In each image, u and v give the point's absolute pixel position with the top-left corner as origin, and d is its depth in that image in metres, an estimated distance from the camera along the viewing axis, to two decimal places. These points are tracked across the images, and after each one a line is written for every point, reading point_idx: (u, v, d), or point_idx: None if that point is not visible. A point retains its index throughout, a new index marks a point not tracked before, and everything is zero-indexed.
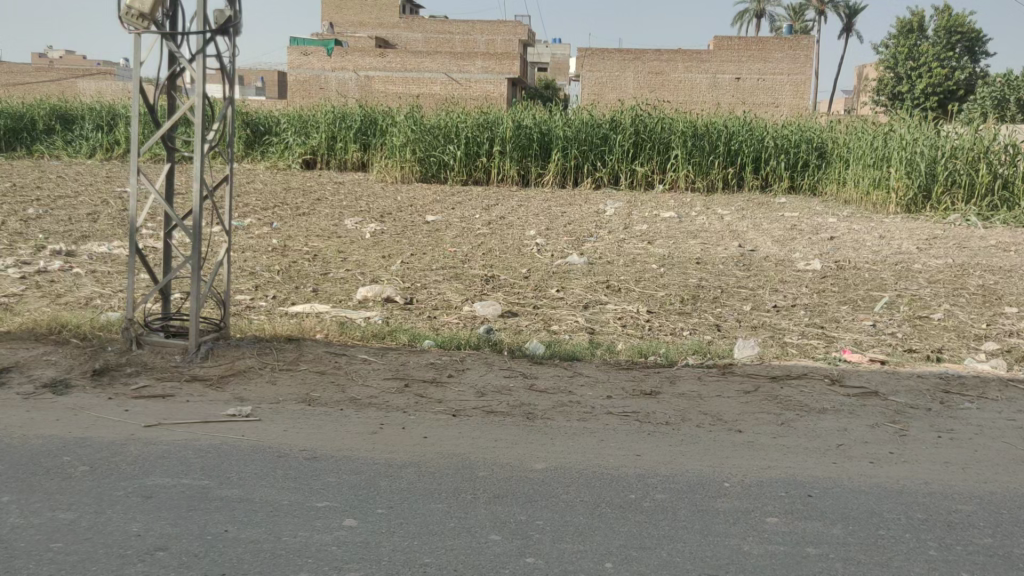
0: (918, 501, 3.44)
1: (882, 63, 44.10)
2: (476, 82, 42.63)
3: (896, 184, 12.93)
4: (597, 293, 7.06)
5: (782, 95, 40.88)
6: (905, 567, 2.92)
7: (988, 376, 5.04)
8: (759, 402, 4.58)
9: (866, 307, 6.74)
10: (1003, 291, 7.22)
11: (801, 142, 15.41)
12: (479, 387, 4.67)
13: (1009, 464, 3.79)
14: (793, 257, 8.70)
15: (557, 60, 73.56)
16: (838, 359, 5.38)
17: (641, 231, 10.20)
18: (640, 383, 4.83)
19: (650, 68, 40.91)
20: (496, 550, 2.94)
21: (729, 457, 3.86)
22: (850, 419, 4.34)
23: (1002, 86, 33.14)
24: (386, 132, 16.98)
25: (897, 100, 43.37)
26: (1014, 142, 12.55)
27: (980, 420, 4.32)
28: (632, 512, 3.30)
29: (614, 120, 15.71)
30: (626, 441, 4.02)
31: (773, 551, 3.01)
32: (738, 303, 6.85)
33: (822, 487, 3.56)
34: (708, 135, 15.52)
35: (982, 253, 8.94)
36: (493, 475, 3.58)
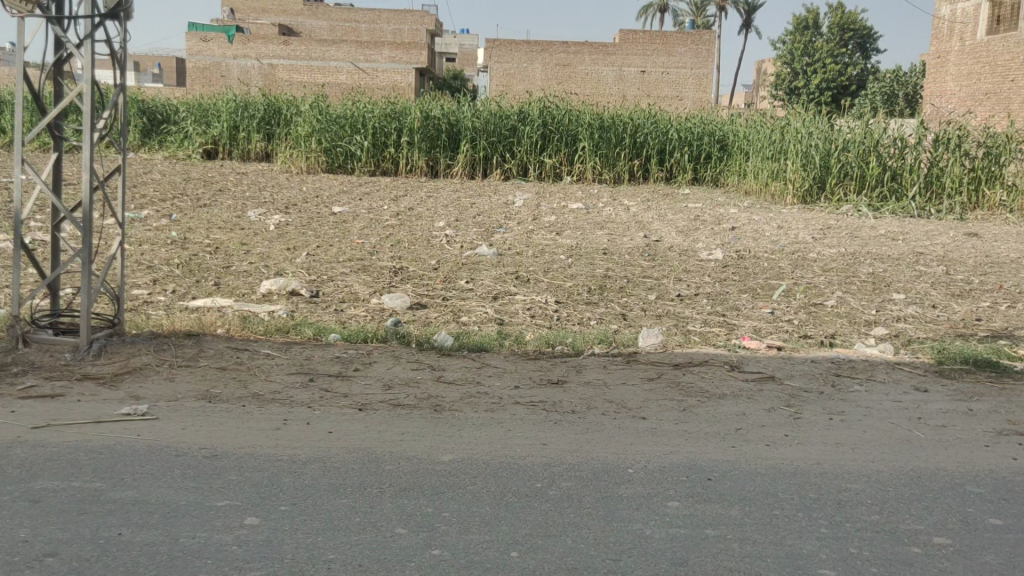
0: (811, 481, 3.59)
1: (780, 59, 45.51)
2: (383, 71, 42.12)
3: (793, 175, 13.35)
4: (506, 284, 7.09)
5: (685, 88, 41.59)
6: (797, 545, 3.05)
7: (876, 359, 5.29)
8: (662, 389, 4.69)
9: (765, 296, 6.96)
10: (891, 279, 7.56)
11: (703, 135, 15.81)
12: (385, 380, 4.63)
13: (895, 444, 3.99)
14: (696, 247, 8.94)
15: (463, 50, 72.79)
16: (737, 346, 5.55)
17: (548, 222, 10.29)
18: (547, 372, 4.89)
19: (558, 59, 41.11)
20: (402, 544, 2.93)
21: (633, 444, 3.95)
22: (748, 404, 4.49)
23: (891, 82, 34.66)
24: (291, 121, 16.62)
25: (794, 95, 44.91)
26: (902, 135, 13.07)
27: (869, 402, 4.53)
28: (538, 501, 3.34)
29: (522, 112, 15.78)
30: (532, 431, 4.06)
31: (673, 534, 3.11)
32: (643, 292, 6.98)
33: (720, 471, 3.68)
34: (614, 127, 15.74)
35: (872, 243, 9.33)
36: (400, 469, 3.56)
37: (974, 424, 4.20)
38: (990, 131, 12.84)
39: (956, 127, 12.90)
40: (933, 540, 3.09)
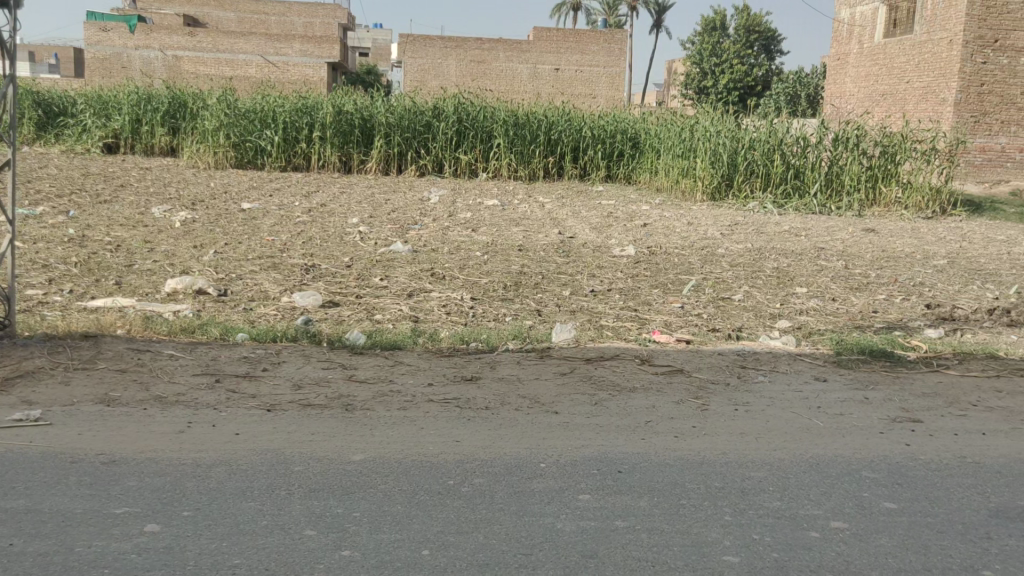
0: (717, 471, 3.68)
1: (690, 59, 46.44)
2: (294, 65, 41.27)
3: (702, 172, 13.65)
4: (421, 281, 7.04)
5: (597, 87, 42.06)
6: (703, 533, 3.13)
7: (780, 351, 5.47)
8: (575, 383, 4.75)
9: (675, 291, 7.10)
10: (795, 273, 7.83)
11: (616, 132, 16.03)
12: (295, 379, 4.55)
13: (797, 433, 4.13)
14: (609, 243, 9.07)
15: (377, 44, 71.93)
16: (648, 340, 5.65)
17: (464, 219, 10.28)
18: (461, 369, 4.88)
19: (473, 56, 40.59)
20: (311, 546, 2.89)
21: (545, 438, 3.98)
22: (657, 396, 4.58)
23: (794, 83, 35.78)
24: (198, 115, 16.16)
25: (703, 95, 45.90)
26: (805, 134, 13.53)
27: (772, 393, 4.68)
28: (450, 498, 3.34)
29: (437, 108, 15.71)
30: (445, 428, 4.05)
31: (584, 527, 3.15)
32: (557, 288, 7.05)
33: (631, 463, 3.74)
34: (528, 124, 15.82)
35: (777, 239, 9.63)
36: (309, 469, 3.50)
37: (870, 412, 4.39)
38: (885, 131, 13.41)
39: (855, 127, 13.42)
40: (830, 524, 3.21)
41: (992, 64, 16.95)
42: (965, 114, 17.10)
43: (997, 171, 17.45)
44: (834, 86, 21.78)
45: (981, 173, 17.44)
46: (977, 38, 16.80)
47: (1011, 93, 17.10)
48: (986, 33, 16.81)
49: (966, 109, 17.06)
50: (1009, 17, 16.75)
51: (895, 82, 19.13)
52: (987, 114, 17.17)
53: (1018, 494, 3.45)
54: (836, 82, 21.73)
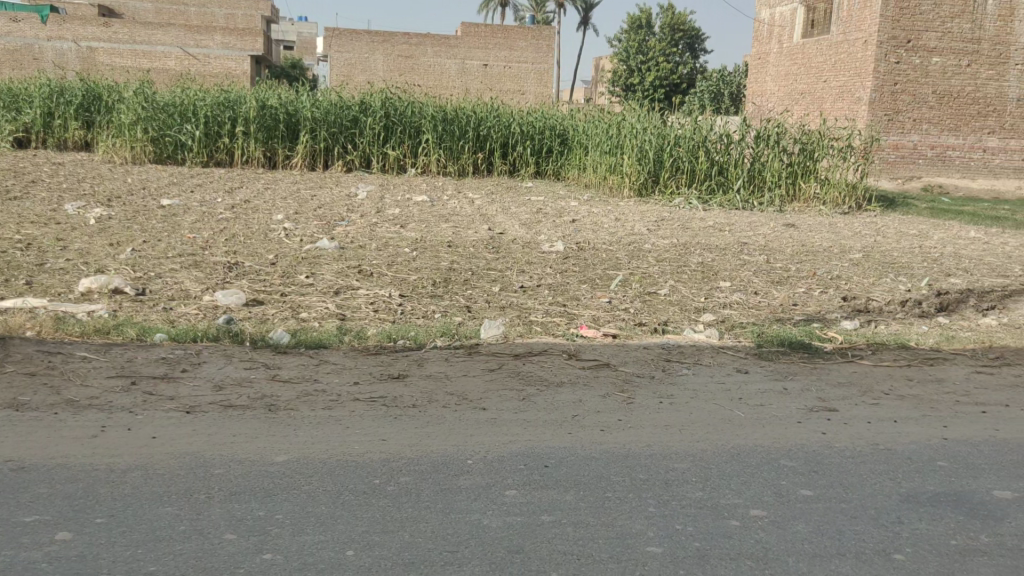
0: (642, 463, 3.73)
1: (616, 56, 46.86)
2: (215, 58, 40.24)
3: (629, 169, 13.82)
4: (348, 278, 6.96)
5: (527, 83, 41.58)
6: (627, 525, 3.17)
7: (703, 344, 5.57)
8: (503, 379, 4.75)
9: (603, 286, 7.18)
10: (719, 268, 7.98)
11: (545, 128, 16.09)
12: (215, 380, 4.45)
13: (719, 424, 4.22)
14: (538, 239, 9.11)
15: (302, 38, 70.69)
16: (576, 335, 5.70)
17: (392, 215, 10.19)
18: (387, 367, 4.84)
19: (400, 51, 39.94)
20: (231, 550, 2.83)
21: (473, 435, 3.97)
22: (584, 391, 4.62)
23: (717, 81, 36.43)
24: (114, 108, 15.65)
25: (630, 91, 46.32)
26: (728, 132, 13.79)
27: (696, 385, 4.77)
28: (376, 498, 3.31)
29: (364, 103, 15.53)
30: (371, 426, 4.01)
31: (510, 522, 3.15)
32: (486, 284, 7.05)
33: (557, 458, 3.77)
34: (456, 120, 15.77)
35: (701, 234, 9.81)
36: (230, 472, 3.43)
37: (789, 402, 4.51)
38: (805, 129, 13.77)
39: (775, 125, 13.75)
40: (750, 513, 3.29)
41: (904, 64, 17.55)
42: (879, 112, 17.71)
43: (910, 168, 18.17)
44: (755, 84, 22.30)
45: (894, 169, 18.16)
46: (891, 38, 17.35)
47: (922, 92, 17.76)
48: (900, 34, 17.38)
49: (881, 107, 17.67)
50: (920, 19, 17.38)
51: (814, 81, 19.67)
52: (900, 113, 17.82)
53: (927, 478, 3.59)
54: (757, 81, 22.27)
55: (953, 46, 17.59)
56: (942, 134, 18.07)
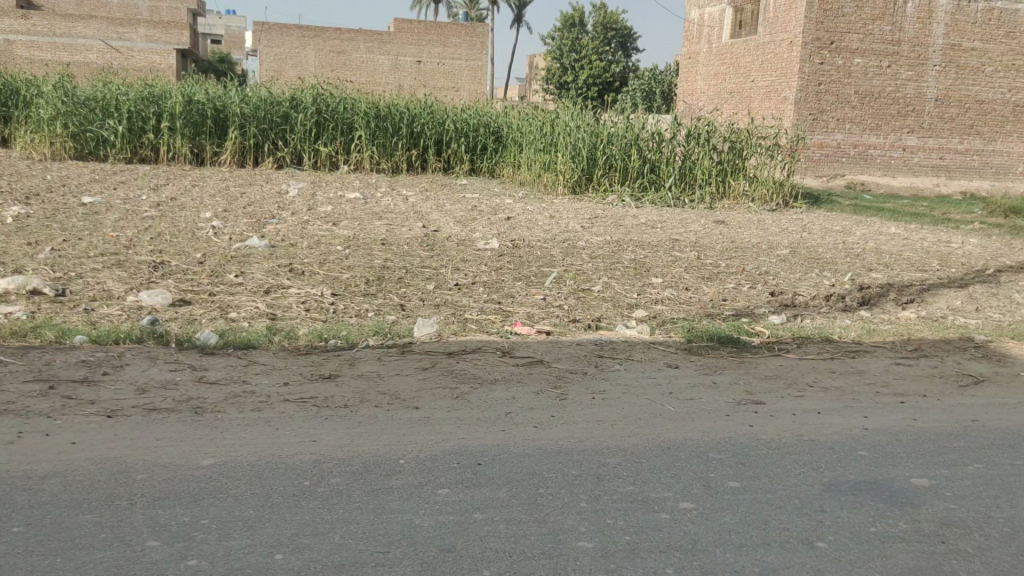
0: (574, 459, 3.76)
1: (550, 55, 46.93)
2: (138, 51, 39.25)
3: (563, 167, 13.91)
4: (278, 277, 6.84)
5: (460, 80, 41.43)
6: (559, 521, 3.19)
7: (635, 340, 5.64)
8: (436, 377, 4.74)
9: (537, 283, 7.20)
10: (651, 264, 8.09)
11: (479, 125, 16.06)
12: (139, 383, 4.33)
13: (650, 419, 4.27)
14: (473, 236, 9.10)
15: (230, 32, 69.13)
16: (509, 332, 5.71)
17: (325, 213, 10.06)
18: (318, 367, 4.78)
19: (331, 46, 39.27)
20: (154, 557, 2.75)
21: (405, 434, 3.95)
22: (517, 388, 4.63)
23: (649, 79, 36.83)
24: (32, 102, 15.11)
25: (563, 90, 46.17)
26: (659, 130, 13.98)
27: (628, 380, 4.82)
28: (306, 499, 3.26)
29: (295, 99, 15.28)
30: (301, 427, 3.95)
31: (442, 521, 3.14)
32: (421, 282, 7.01)
33: (490, 455, 3.77)
34: (390, 116, 15.63)
35: (634, 231, 9.92)
36: (154, 477, 3.34)
37: (717, 396, 4.60)
38: (733, 127, 14.03)
39: (705, 123, 13.99)
40: (679, 505, 3.34)
41: (828, 64, 18.03)
42: (804, 112, 18.16)
43: (834, 166, 18.69)
44: (686, 83, 22.63)
45: (820, 167, 18.65)
46: (815, 39, 17.81)
47: (845, 92, 18.27)
48: (823, 35, 17.85)
49: (806, 107, 18.12)
50: (843, 20, 17.88)
51: (742, 81, 20.06)
52: (824, 112, 18.30)
53: (849, 467, 3.69)
54: (688, 80, 22.62)
55: (874, 47, 18.15)
56: (864, 133, 18.65)
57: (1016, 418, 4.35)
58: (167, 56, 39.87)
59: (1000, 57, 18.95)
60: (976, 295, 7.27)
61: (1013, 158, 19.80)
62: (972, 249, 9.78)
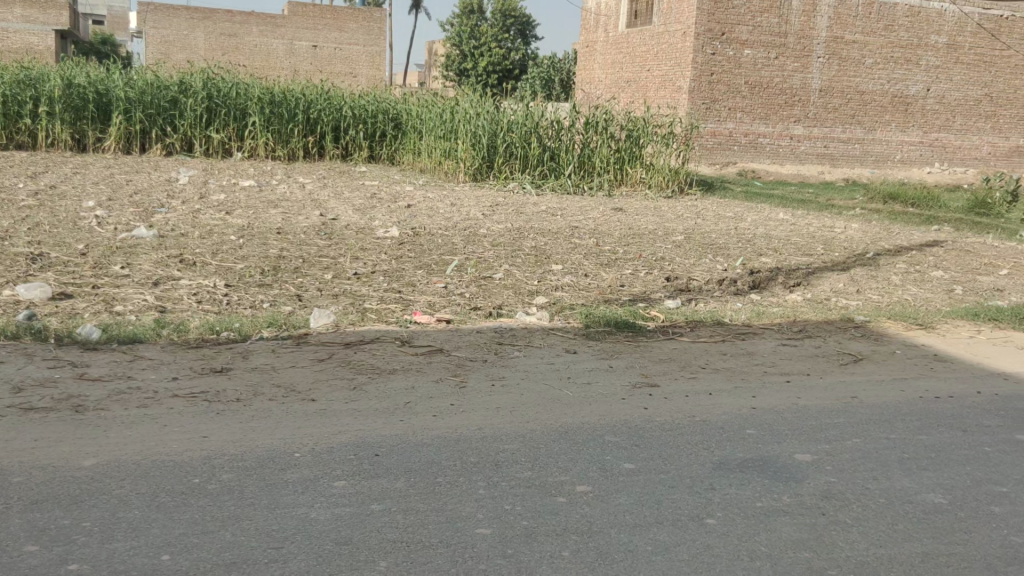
0: (472, 446, 3.76)
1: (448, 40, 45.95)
2: (13, 32, 36.98)
3: (464, 154, 13.88)
4: (168, 268, 6.59)
5: (358, 66, 40.64)
6: (459, 509, 3.18)
7: (535, 326, 5.69)
8: (333, 368, 4.66)
9: (439, 271, 7.17)
10: (551, 251, 8.17)
11: (377, 112, 15.83)
12: (16, 381, 4.11)
13: (549, 404, 4.31)
14: (373, 224, 8.98)
15: (114, 13, 65.92)
16: (408, 321, 5.66)
17: (217, 201, 9.74)
18: (210, 361, 4.63)
19: (222, 29, 37.77)
20: (31, 564, 2.63)
21: (301, 427, 3.87)
22: (417, 377, 4.60)
23: (549, 67, 36.88)
24: None
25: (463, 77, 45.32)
26: (558, 118, 14.09)
27: (527, 366, 4.86)
28: (196, 497, 3.16)
29: (184, 83, 14.75)
30: (191, 423, 3.82)
31: (338, 513, 3.10)
32: (318, 272, 6.88)
33: (388, 446, 3.73)
34: (285, 101, 15.23)
35: (534, 219, 9.98)
36: (31, 480, 3.17)
37: (614, 380, 4.68)
38: (630, 115, 14.23)
39: (603, 112, 14.17)
40: (576, 488, 3.39)
41: (719, 55, 18.52)
42: (697, 101, 18.61)
43: (726, 154, 19.26)
44: (584, 72, 22.88)
45: (713, 155, 19.16)
46: (707, 30, 18.28)
47: (736, 82, 18.82)
48: (714, 26, 18.33)
49: (699, 96, 18.57)
50: (733, 13, 18.41)
51: (638, 70, 20.40)
52: (717, 101, 18.80)
53: (738, 445, 3.82)
54: (586, 69, 22.86)
55: (762, 39, 18.78)
56: (754, 122, 19.27)
57: (891, 393, 4.59)
58: (44, 38, 37.78)
59: (879, 49, 19.86)
60: (857, 278, 7.62)
61: (891, 146, 20.80)
62: (853, 234, 10.25)
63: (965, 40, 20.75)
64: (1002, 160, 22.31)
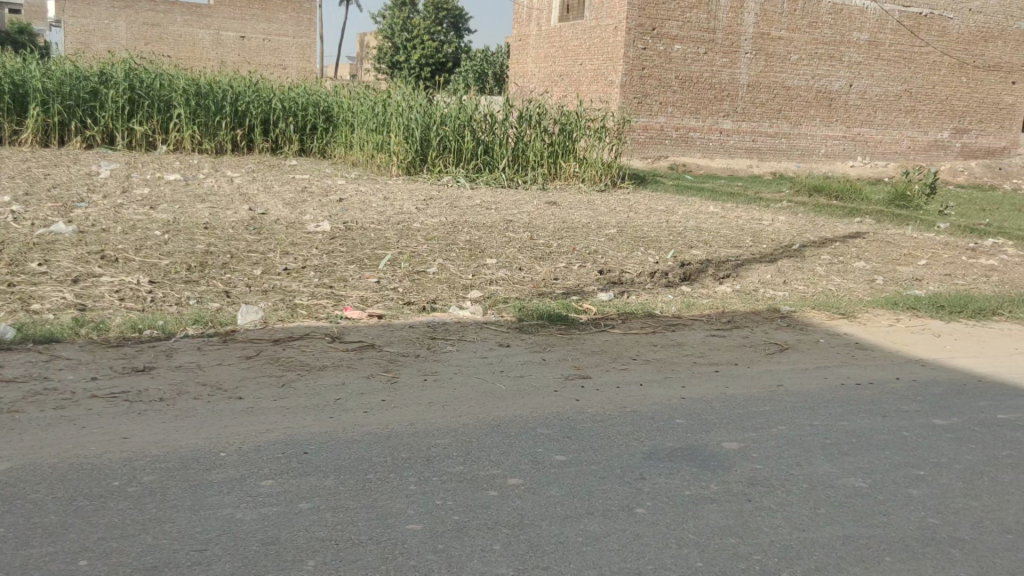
0: (404, 442, 3.73)
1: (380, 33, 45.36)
2: None
3: (397, 147, 13.79)
4: (89, 265, 6.37)
5: (287, 57, 39.99)
6: (389, 505, 3.15)
7: (468, 320, 5.66)
8: (260, 365, 4.56)
9: (371, 266, 7.09)
10: (485, 245, 8.15)
11: (308, 105, 15.57)
12: None
13: (481, 398, 4.30)
14: (303, 219, 8.84)
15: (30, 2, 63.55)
16: (339, 317, 5.57)
17: (141, 195, 9.47)
18: (131, 360, 4.49)
19: (145, 18, 36.52)
20: None
21: (228, 426, 3.78)
22: (347, 373, 4.54)
23: (482, 61, 36.83)
24: None
25: (396, 70, 45.04)
26: (492, 112, 14.06)
27: (460, 361, 4.83)
28: (116, 500, 3.06)
29: (104, 74, 14.30)
30: (112, 425, 3.70)
31: (265, 513, 3.03)
32: (247, 267, 6.73)
33: (318, 443, 3.67)
34: (212, 93, 14.81)
35: (468, 212, 9.96)
36: None
37: (546, 373, 4.69)
38: (564, 110, 14.28)
39: (536, 105, 14.17)
40: (508, 482, 3.38)
41: (650, 50, 18.74)
42: (629, 95, 18.76)
43: (658, 148, 19.46)
44: (517, 65, 22.87)
45: (645, 149, 19.32)
46: (639, 25, 18.47)
47: (666, 77, 19.07)
48: (645, 21, 18.54)
49: (631, 90, 18.74)
50: (663, 8, 18.65)
51: (571, 64, 20.50)
52: (648, 96, 19.00)
53: (667, 435, 3.87)
54: (519, 62, 22.88)
55: (692, 34, 19.06)
56: (684, 116, 19.55)
57: (815, 381, 4.70)
58: None
59: (804, 46, 20.36)
60: (783, 269, 7.79)
61: (816, 140, 21.35)
62: (780, 226, 10.47)
63: (885, 37, 21.42)
64: (921, 154, 23.05)
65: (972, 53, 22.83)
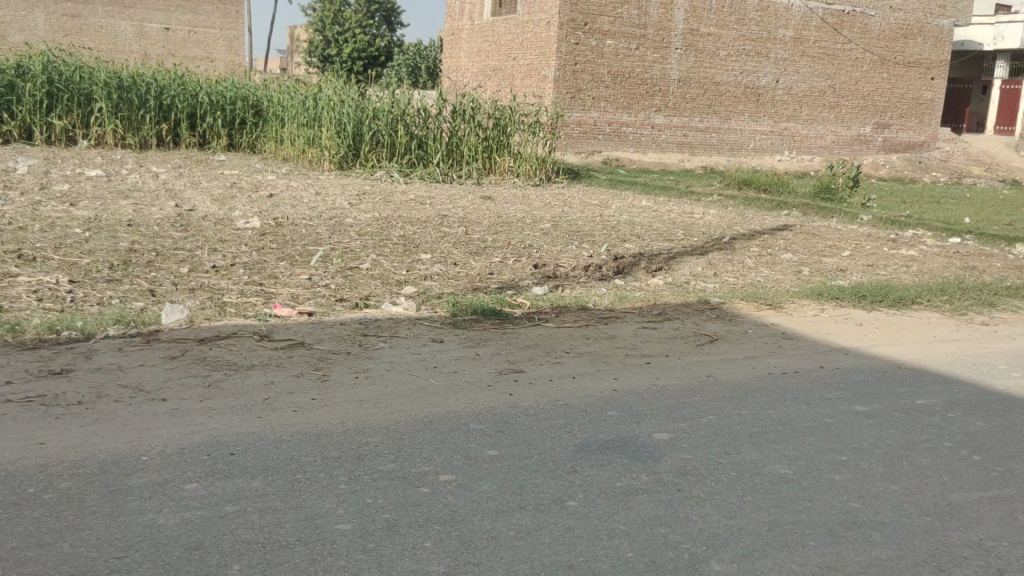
0: (334, 440, 3.67)
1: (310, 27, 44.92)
2: None
3: (328, 142, 13.70)
4: (4, 265, 6.12)
5: (214, 50, 39.05)
6: (318, 505, 3.09)
7: (401, 316, 5.60)
8: (185, 366, 4.44)
9: (302, 262, 6.97)
10: (419, 240, 8.09)
11: (236, 99, 15.26)
12: None
13: (414, 394, 4.26)
14: (232, 215, 8.64)
15: None
16: (268, 315, 5.46)
17: (60, 192, 9.14)
18: (48, 362, 4.32)
19: (64, 9, 35.10)
20: None
21: (151, 428, 3.67)
22: (276, 372, 4.45)
23: (415, 54, 36.65)
24: None
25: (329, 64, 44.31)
26: (425, 106, 13.95)
27: (392, 357, 4.78)
28: (31, 508, 2.94)
29: (20, 66, 13.78)
30: (26, 430, 3.55)
31: (188, 518, 2.95)
32: (173, 265, 6.55)
33: (245, 444, 3.58)
34: (135, 86, 14.38)
35: (402, 207, 9.87)
36: None
37: (479, 368, 4.67)
38: (497, 105, 14.24)
39: (470, 100, 14.06)
40: (440, 478, 3.35)
41: (583, 45, 18.84)
42: (563, 90, 18.83)
43: (592, 142, 19.57)
44: (450, 59, 22.75)
45: (579, 143, 19.41)
46: (571, 21, 18.54)
47: (599, 72, 19.22)
48: (578, 17, 18.63)
49: (564, 85, 18.79)
50: (594, 3, 18.75)
51: (504, 59, 20.49)
52: (581, 91, 19.11)
53: (599, 427, 3.89)
54: (452, 56, 22.78)
55: (623, 30, 19.23)
56: (617, 111, 19.70)
57: (744, 371, 4.78)
58: None
59: (732, 42, 20.75)
60: (714, 261, 7.91)
61: (745, 135, 21.77)
62: (710, 219, 10.64)
63: (810, 35, 21.97)
64: (846, 149, 23.67)
65: (893, 50, 23.54)
